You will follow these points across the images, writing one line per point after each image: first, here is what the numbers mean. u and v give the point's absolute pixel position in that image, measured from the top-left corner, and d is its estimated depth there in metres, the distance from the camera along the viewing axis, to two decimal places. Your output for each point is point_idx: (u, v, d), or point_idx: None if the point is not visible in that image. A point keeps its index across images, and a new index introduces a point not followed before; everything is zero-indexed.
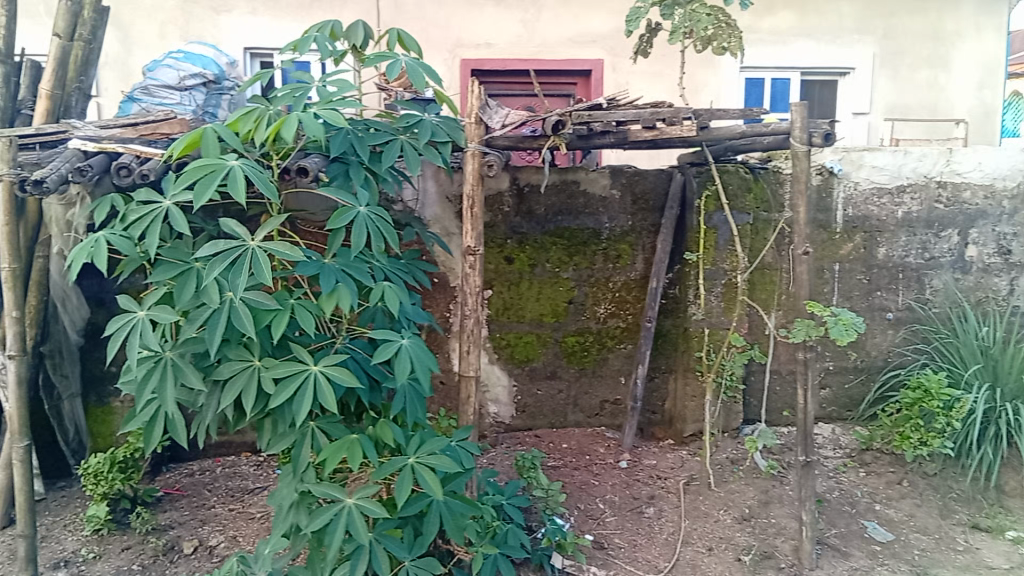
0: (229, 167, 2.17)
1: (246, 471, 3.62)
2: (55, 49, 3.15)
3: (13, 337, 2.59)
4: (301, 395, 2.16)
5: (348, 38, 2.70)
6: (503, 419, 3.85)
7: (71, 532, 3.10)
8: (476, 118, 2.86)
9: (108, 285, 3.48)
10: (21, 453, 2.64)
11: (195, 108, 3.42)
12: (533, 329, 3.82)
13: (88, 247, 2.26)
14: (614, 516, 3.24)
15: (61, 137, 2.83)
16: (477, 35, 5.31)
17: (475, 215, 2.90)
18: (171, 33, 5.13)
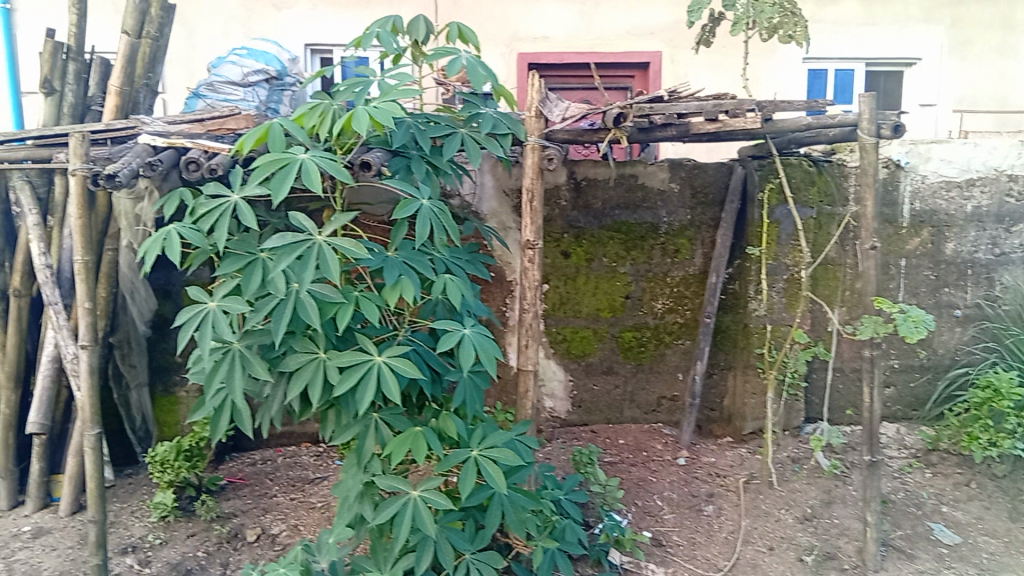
0: (297, 160, 2.21)
1: (306, 461, 3.68)
2: (123, 47, 3.22)
3: (85, 327, 2.65)
4: (365, 386, 2.18)
5: (410, 33, 2.71)
6: (559, 414, 3.84)
7: (138, 518, 3.18)
8: (536, 112, 2.86)
9: (175, 277, 3.57)
10: (92, 440, 2.69)
11: (258, 105, 3.50)
12: (590, 324, 3.80)
13: (160, 239, 2.29)
14: (672, 513, 3.21)
15: (131, 133, 2.90)
16: (534, 29, 5.30)
17: (535, 208, 2.88)
18: (234, 30, 5.22)
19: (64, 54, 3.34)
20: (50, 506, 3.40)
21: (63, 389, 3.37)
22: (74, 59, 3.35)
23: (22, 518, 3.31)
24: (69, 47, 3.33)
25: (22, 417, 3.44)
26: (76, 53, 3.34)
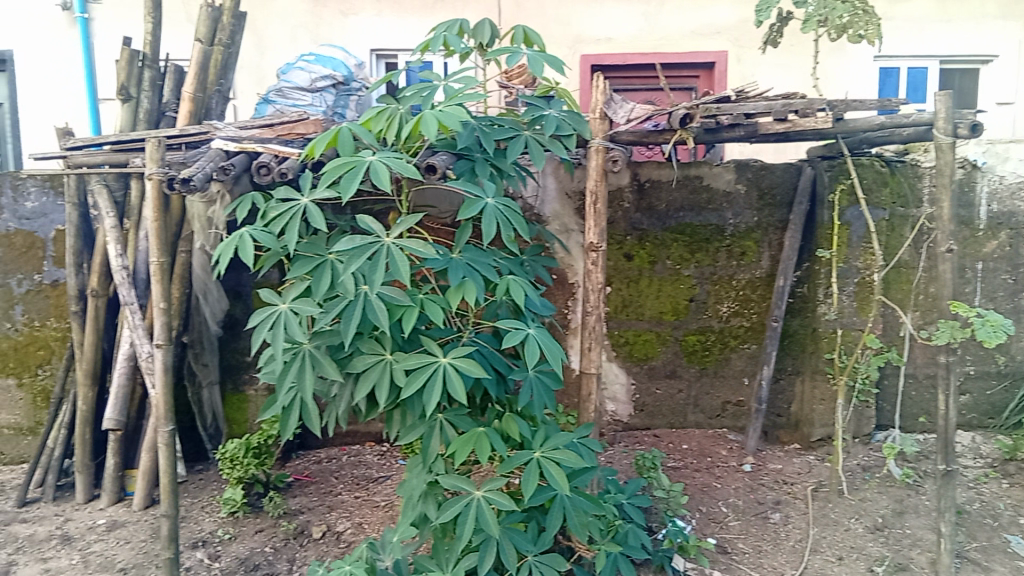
0: (366, 162, 2.24)
1: (370, 460, 3.73)
2: (197, 54, 3.32)
3: (160, 327, 2.69)
4: (430, 386, 2.19)
5: (475, 37, 2.72)
6: (620, 417, 3.81)
7: (209, 513, 3.27)
8: (600, 113, 2.85)
9: (245, 279, 3.66)
10: (166, 437, 2.72)
11: (325, 110, 3.54)
12: (653, 327, 3.76)
13: (233, 242, 2.35)
14: (738, 520, 3.15)
15: (205, 138, 2.97)
16: (597, 30, 5.28)
17: (599, 211, 2.86)
18: (302, 37, 5.33)
19: (140, 62, 3.46)
20: (124, 500, 3.51)
21: (138, 386, 3.48)
22: (150, 66, 3.45)
23: (98, 512, 3.43)
24: (145, 55, 3.44)
25: (98, 414, 3.56)
26: (151, 61, 3.46)
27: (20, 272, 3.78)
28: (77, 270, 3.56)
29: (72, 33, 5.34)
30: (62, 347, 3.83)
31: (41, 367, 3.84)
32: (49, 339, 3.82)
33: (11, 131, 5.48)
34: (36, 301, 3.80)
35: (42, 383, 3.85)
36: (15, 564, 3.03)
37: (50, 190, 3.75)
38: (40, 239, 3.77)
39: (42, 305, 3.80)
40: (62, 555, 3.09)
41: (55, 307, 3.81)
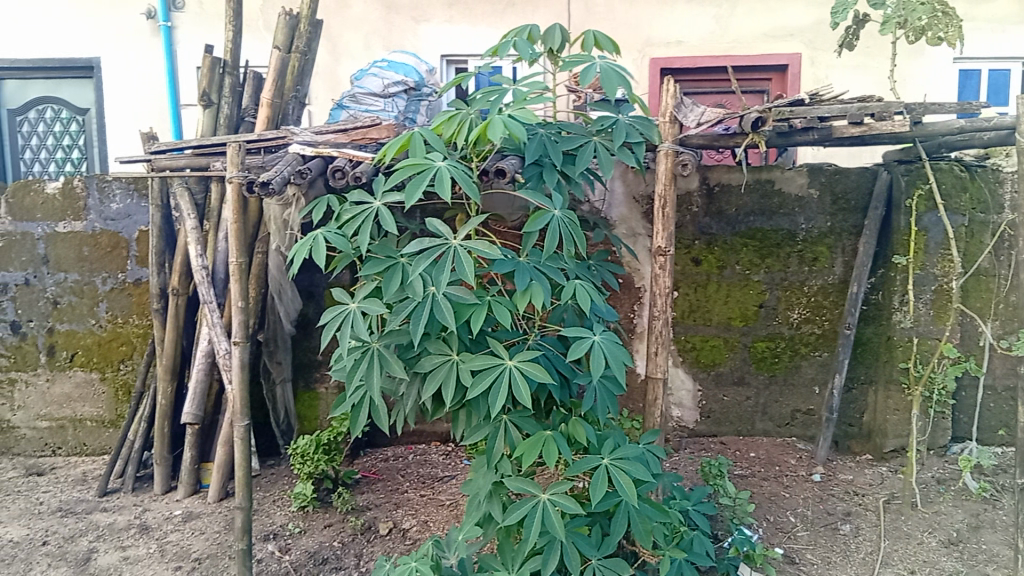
0: (435, 168, 2.28)
1: (435, 460, 3.77)
2: (275, 61, 3.43)
3: (238, 325, 2.77)
4: (496, 388, 2.22)
5: (545, 41, 2.73)
6: (687, 423, 3.79)
7: (280, 507, 3.36)
8: (670, 117, 2.83)
9: (318, 279, 3.75)
10: (242, 431, 2.80)
11: (397, 115, 3.61)
12: (721, 333, 3.73)
13: (308, 242, 2.41)
14: (806, 531, 3.10)
15: (281, 142, 3.04)
16: (668, 34, 5.25)
17: (667, 215, 2.85)
18: (375, 43, 5.43)
19: (221, 69, 3.56)
20: (199, 492, 3.63)
21: (214, 383, 3.59)
22: (230, 73, 3.57)
23: (174, 502, 3.56)
24: (226, 61, 3.54)
25: (176, 408, 3.69)
26: (231, 68, 3.56)
27: (105, 271, 3.95)
28: (159, 269, 3.70)
29: (156, 41, 5.55)
30: (143, 343, 3.98)
31: (122, 362, 3.99)
32: (131, 335, 3.98)
33: (98, 136, 5.74)
34: (119, 299, 3.96)
35: (124, 377, 4.00)
36: (97, 551, 3.17)
37: (134, 192, 3.90)
38: (124, 239, 3.93)
39: (125, 303, 3.96)
40: (140, 543, 3.22)
41: (137, 304, 3.96)
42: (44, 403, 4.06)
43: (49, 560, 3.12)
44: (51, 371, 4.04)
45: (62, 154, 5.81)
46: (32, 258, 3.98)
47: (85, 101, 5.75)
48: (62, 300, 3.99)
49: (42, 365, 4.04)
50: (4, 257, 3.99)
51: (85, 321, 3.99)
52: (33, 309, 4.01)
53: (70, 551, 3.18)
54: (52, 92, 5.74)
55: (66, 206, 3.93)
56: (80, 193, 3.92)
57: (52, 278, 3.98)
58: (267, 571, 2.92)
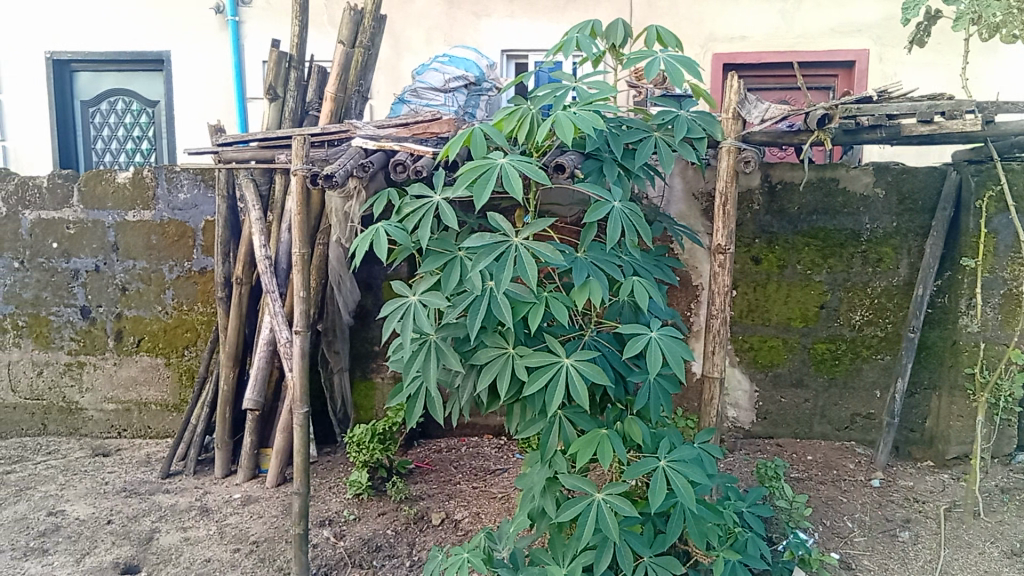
0: (498, 165, 2.29)
1: (488, 453, 3.79)
2: (339, 56, 3.49)
3: (299, 314, 2.81)
4: (553, 386, 2.23)
5: (608, 37, 2.71)
6: (742, 424, 3.75)
7: (335, 494, 3.42)
8: (732, 114, 2.82)
9: (377, 271, 3.81)
10: (301, 418, 2.85)
11: (457, 109, 3.64)
12: (780, 333, 3.68)
13: (369, 236, 2.45)
14: (864, 536, 3.04)
15: (344, 135, 3.08)
16: (731, 29, 5.19)
17: (728, 212, 2.83)
18: (436, 38, 5.48)
19: (286, 63, 3.63)
20: (258, 477, 3.71)
21: (275, 370, 3.67)
22: (295, 67, 3.63)
23: (234, 486, 3.65)
24: (291, 56, 3.61)
25: (238, 394, 3.78)
26: (296, 62, 3.63)
27: (172, 259, 4.06)
28: (224, 259, 3.79)
29: (223, 36, 5.68)
30: (207, 330, 4.08)
31: (187, 348, 4.11)
32: (196, 322, 4.08)
33: (166, 127, 5.90)
34: (186, 286, 4.07)
35: (188, 363, 4.12)
36: (159, 531, 3.27)
37: (201, 183, 4.00)
38: (191, 228, 4.03)
39: (190, 291, 4.07)
40: (200, 525, 3.31)
41: (201, 292, 4.06)
42: (111, 386, 4.20)
43: (113, 538, 3.24)
44: (119, 355, 4.17)
45: (132, 145, 5.99)
46: (102, 245, 4.11)
47: (154, 93, 5.90)
48: (130, 286, 4.12)
49: (110, 349, 4.17)
50: (76, 244, 4.13)
51: (152, 308, 4.11)
52: (103, 295, 4.14)
53: (134, 530, 3.29)
54: (124, 84, 5.92)
55: (135, 195, 4.05)
56: (149, 183, 4.03)
57: (121, 265, 4.11)
58: (322, 556, 2.98)
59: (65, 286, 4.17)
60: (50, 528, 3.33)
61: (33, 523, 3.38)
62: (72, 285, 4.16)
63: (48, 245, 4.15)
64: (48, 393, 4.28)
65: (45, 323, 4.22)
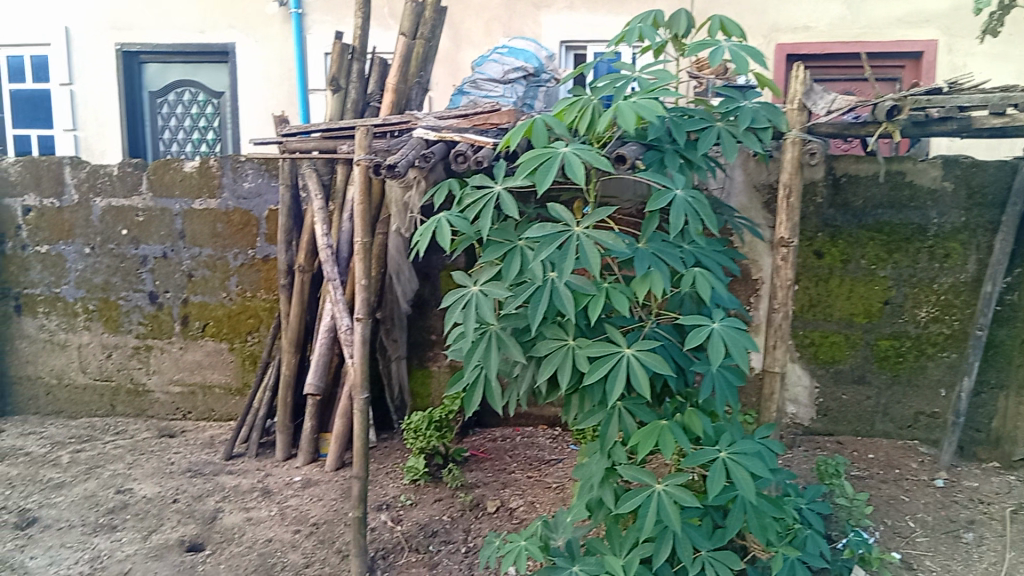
0: (559, 155, 2.30)
1: (543, 443, 3.81)
2: (400, 47, 3.53)
3: (361, 302, 2.86)
4: (615, 376, 2.24)
5: (671, 27, 2.69)
6: (801, 421, 3.70)
7: (392, 479, 3.48)
8: (798, 104, 2.79)
9: (435, 261, 3.85)
10: (362, 404, 2.89)
11: (516, 101, 3.65)
12: (842, 329, 3.62)
13: (432, 226, 2.48)
14: (926, 537, 2.99)
15: (405, 126, 3.11)
16: (795, 19, 5.09)
17: (792, 204, 2.80)
18: (496, 29, 5.50)
19: (350, 55, 3.69)
20: (318, 461, 3.80)
21: (335, 357, 3.74)
22: (358, 59, 3.69)
23: (295, 469, 3.74)
24: (354, 48, 3.67)
25: (299, 379, 3.86)
26: (359, 54, 3.68)
27: (237, 247, 4.16)
28: (287, 247, 3.86)
29: (287, 28, 5.78)
30: (269, 316, 4.17)
31: (250, 334, 4.21)
32: (259, 308, 4.18)
33: (231, 118, 6.02)
34: (249, 274, 4.17)
35: (251, 349, 4.22)
36: (222, 512, 3.37)
37: (265, 173, 4.08)
38: (255, 217, 4.12)
39: (254, 278, 4.17)
40: (262, 506, 3.40)
41: (265, 279, 4.16)
42: (177, 369, 4.33)
43: (179, 516, 3.34)
44: (185, 340, 4.29)
45: (198, 135, 6.13)
46: (170, 232, 4.23)
47: (220, 84, 6.05)
48: (196, 273, 4.23)
49: (176, 334, 4.30)
50: (145, 231, 4.26)
51: (217, 294, 4.22)
52: (170, 281, 4.27)
53: (198, 509, 3.40)
54: (191, 75, 6.07)
55: (202, 184, 4.16)
56: (215, 172, 4.14)
57: (188, 252, 4.22)
58: (380, 540, 3.04)
59: (134, 272, 4.30)
60: (118, 506, 3.45)
61: (102, 500, 3.51)
62: (140, 271, 4.30)
63: (118, 232, 4.29)
64: (117, 375, 4.42)
65: (114, 307, 4.36)
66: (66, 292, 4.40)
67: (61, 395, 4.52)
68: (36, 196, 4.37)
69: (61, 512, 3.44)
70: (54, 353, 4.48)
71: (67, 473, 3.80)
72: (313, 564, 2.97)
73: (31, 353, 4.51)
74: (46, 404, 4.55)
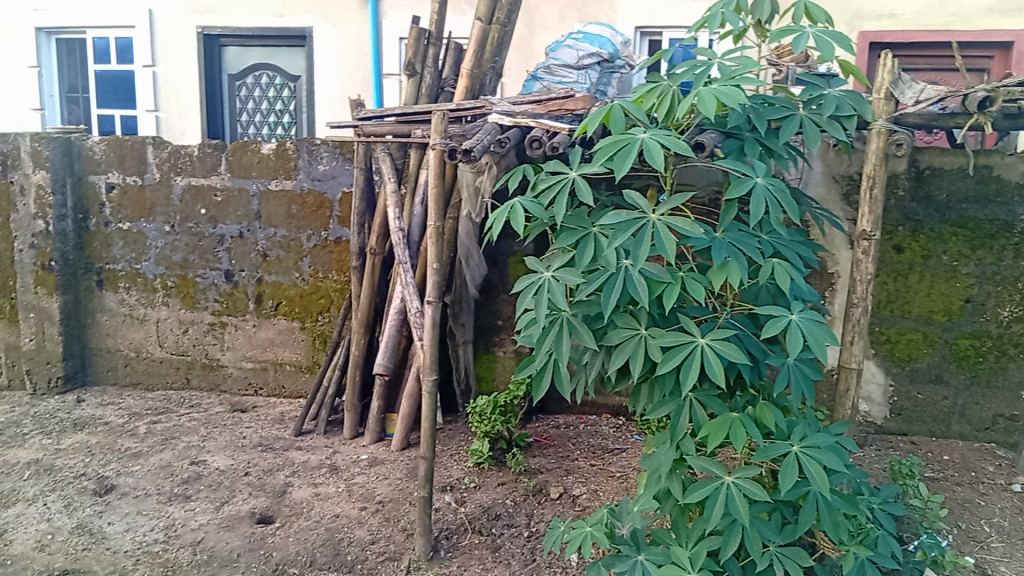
0: (638, 141, 2.29)
1: (606, 432, 3.80)
2: (476, 32, 3.55)
3: (432, 285, 2.89)
4: (688, 366, 2.23)
5: (754, 13, 2.64)
6: (874, 419, 3.61)
7: (457, 461, 3.52)
8: (885, 94, 2.72)
9: (504, 247, 3.86)
10: (430, 385, 2.92)
11: (590, 87, 3.65)
12: (920, 326, 3.52)
13: (506, 211, 2.49)
14: (1002, 542, 2.89)
15: (480, 112, 3.12)
16: (881, 7, 5.08)
17: (875, 197, 2.74)
18: (570, 15, 5.54)
19: (426, 40, 3.71)
20: (384, 440, 3.86)
21: (403, 338, 3.79)
22: (434, 44, 3.71)
23: (362, 447, 3.81)
24: (431, 33, 3.70)
25: (368, 359, 3.93)
26: (435, 39, 3.70)
27: (311, 228, 4.24)
28: (359, 229, 3.90)
29: (363, 13, 5.86)
30: (340, 297, 4.26)
31: (321, 314, 4.30)
32: (330, 289, 4.26)
33: (307, 101, 6.15)
34: (322, 255, 4.25)
35: (322, 328, 4.31)
36: (292, 486, 3.46)
37: (340, 156, 4.14)
38: (329, 199, 4.19)
39: (326, 259, 4.25)
40: (330, 482, 3.48)
41: (337, 261, 4.23)
42: (250, 346, 4.45)
43: (250, 489, 3.45)
44: (258, 318, 4.40)
45: (274, 118, 6.30)
46: (247, 212, 4.33)
47: (297, 68, 6.17)
48: (271, 253, 4.33)
49: (250, 312, 4.41)
50: (223, 211, 4.38)
51: (290, 274, 4.31)
52: (245, 260, 4.38)
53: (269, 483, 3.49)
54: (269, 59, 6.20)
55: (278, 166, 4.25)
56: (291, 154, 4.22)
57: (263, 232, 4.33)
58: (444, 520, 3.09)
59: (211, 250, 4.43)
60: (193, 477, 3.57)
61: (177, 471, 3.64)
62: (218, 250, 4.42)
63: (197, 211, 4.42)
64: (192, 350, 4.56)
65: (191, 284, 4.50)
66: (146, 269, 4.56)
67: (138, 367, 4.68)
68: (119, 174, 4.52)
69: (138, 481, 3.57)
70: (133, 327, 4.65)
71: (143, 443, 3.95)
72: (379, 541, 3.03)
73: (111, 326, 4.69)
74: (124, 375, 4.72)
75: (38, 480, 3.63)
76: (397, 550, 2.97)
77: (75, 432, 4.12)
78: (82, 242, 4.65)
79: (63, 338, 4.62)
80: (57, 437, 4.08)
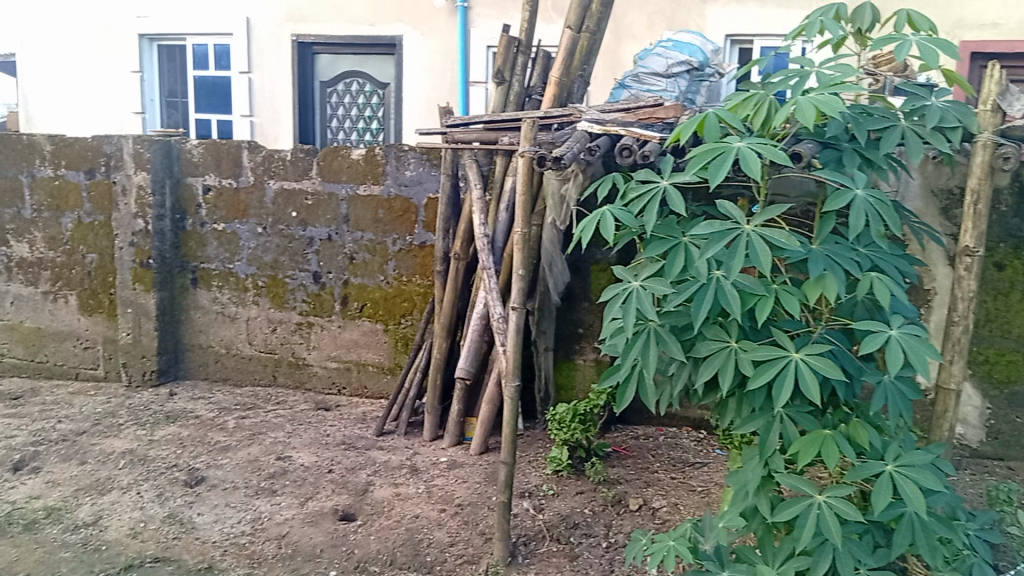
0: (733, 150, 2.26)
1: (687, 445, 3.75)
2: (566, 41, 3.56)
3: (517, 291, 2.91)
4: (781, 381, 2.19)
5: (854, 21, 2.58)
6: (969, 442, 3.47)
7: (535, 468, 3.53)
8: (991, 105, 2.59)
9: (587, 255, 3.86)
10: (512, 391, 2.94)
11: (679, 95, 3.60)
12: (1021, 347, 3.37)
13: (595, 219, 2.49)
14: None
15: (568, 120, 3.14)
16: (983, 16, 4.94)
17: (979, 212, 2.65)
18: (658, 23, 5.54)
19: (515, 48, 3.73)
20: (463, 444, 3.90)
21: (484, 343, 3.81)
22: (523, 52, 3.73)
23: (441, 450, 3.86)
24: (520, 41, 3.71)
25: (449, 363, 3.98)
26: (524, 47, 3.72)
27: (396, 233, 4.32)
28: (444, 234, 3.95)
29: (452, 22, 5.94)
30: (423, 301, 4.33)
31: (404, 317, 4.38)
32: (414, 293, 4.34)
33: (395, 108, 6.27)
34: (407, 259, 4.33)
35: (404, 331, 4.39)
36: (373, 485, 3.52)
37: (427, 162, 4.21)
38: (415, 204, 4.27)
39: (411, 263, 4.33)
40: (410, 483, 3.53)
41: (421, 265, 4.32)
42: (335, 346, 4.55)
43: (333, 486, 3.53)
44: (344, 319, 4.51)
45: (363, 124, 6.44)
46: (335, 216, 4.44)
47: (386, 76, 6.29)
48: (357, 255, 4.43)
49: (336, 313, 4.52)
50: (313, 214, 4.49)
51: (375, 277, 4.40)
52: (333, 263, 4.48)
53: (351, 481, 3.57)
54: (358, 66, 6.33)
55: (367, 171, 4.34)
56: (380, 160, 4.30)
57: (351, 236, 4.42)
58: (522, 526, 3.11)
59: (301, 252, 4.55)
60: (278, 472, 3.67)
61: (264, 465, 3.75)
62: (307, 252, 4.54)
63: (288, 214, 4.55)
64: (280, 348, 4.70)
65: (281, 284, 4.63)
66: (238, 269, 4.71)
67: (228, 363, 4.84)
68: (216, 177, 4.69)
69: (226, 473, 3.69)
70: (224, 324, 4.81)
71: (232, 437, 4.08)
72: (457, 543, 3.06)
73: (203, 323, 4.86)
74: (214, 370, 4.89)
75: (132, 469, 3.79)
76: (476, 554, 2.99)
77: (167, 425, 4.29)
78: (179, 241, 4.84)
79: (158, 333, 4.82)
80: (150, 428, 4.25)
